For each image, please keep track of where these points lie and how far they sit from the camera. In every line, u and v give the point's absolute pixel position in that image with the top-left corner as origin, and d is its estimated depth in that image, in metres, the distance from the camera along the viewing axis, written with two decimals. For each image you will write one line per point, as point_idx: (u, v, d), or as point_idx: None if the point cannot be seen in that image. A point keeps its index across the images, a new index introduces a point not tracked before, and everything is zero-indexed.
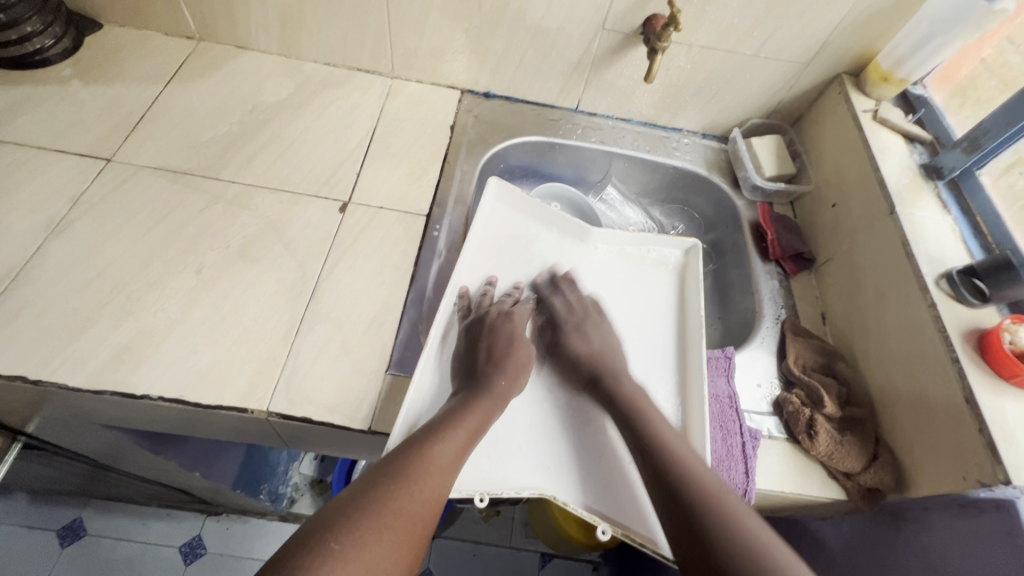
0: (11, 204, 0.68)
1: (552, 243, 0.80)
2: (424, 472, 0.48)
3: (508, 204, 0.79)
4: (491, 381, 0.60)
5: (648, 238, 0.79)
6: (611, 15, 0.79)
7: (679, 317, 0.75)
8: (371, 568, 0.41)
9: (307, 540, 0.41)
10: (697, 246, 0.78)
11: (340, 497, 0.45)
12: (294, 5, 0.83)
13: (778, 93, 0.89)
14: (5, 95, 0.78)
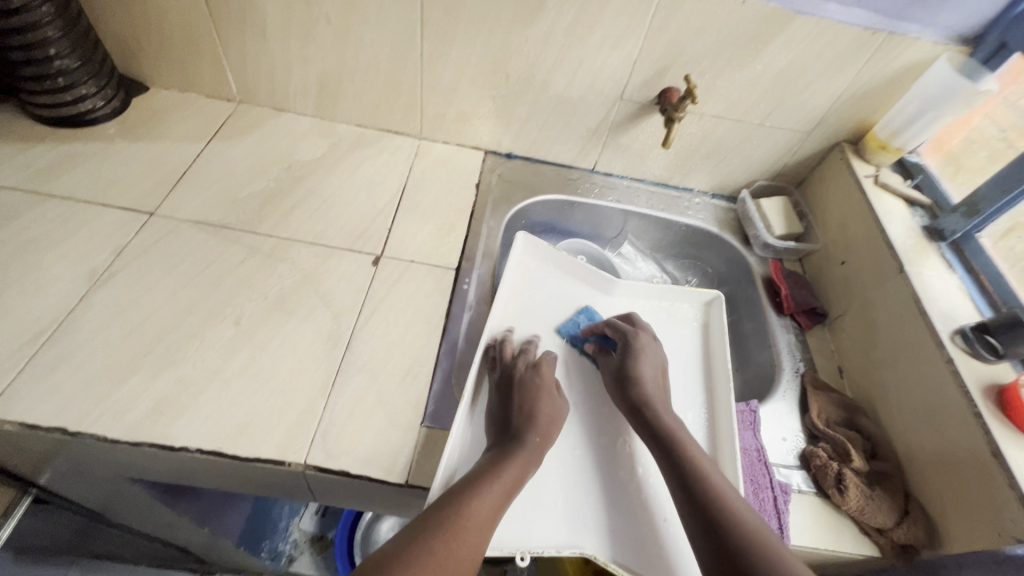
0: (56, 256, 0.70)
1: (576, 294, 0.83)
2: (461, 537, 0.48)
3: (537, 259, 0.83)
4: (523, 435, 0.59)
5: (670, 292, 0.83)
6: (629, 86, 0.86)
7: (705, 365, 0.77)
8: None
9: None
10: (719, 298, 0.81)
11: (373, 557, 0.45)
12: (333, 73, 0.89)
13: (783, 158, 0.95)
14: (55, 151, 0.82)
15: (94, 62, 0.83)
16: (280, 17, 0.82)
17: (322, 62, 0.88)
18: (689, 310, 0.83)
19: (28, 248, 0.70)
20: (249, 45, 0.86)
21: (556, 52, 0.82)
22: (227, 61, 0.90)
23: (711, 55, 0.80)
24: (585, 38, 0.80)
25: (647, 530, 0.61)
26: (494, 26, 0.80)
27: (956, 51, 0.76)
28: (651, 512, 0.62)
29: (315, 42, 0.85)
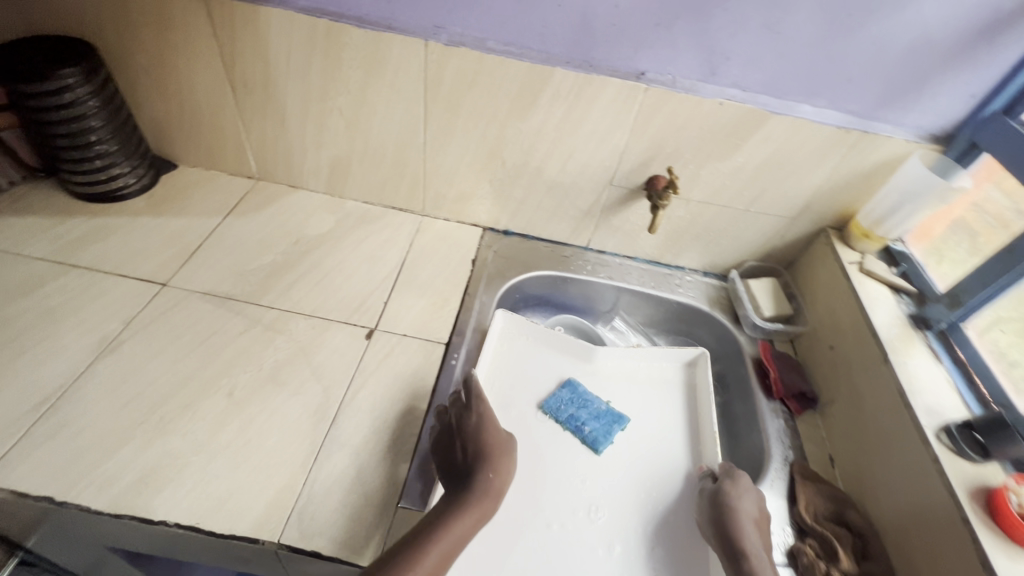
0: (71, 324, 0.75)
1: (563, 365, 0.85)
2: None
3: (515, 329, 0.87)
4: (473, 476, 0.63)
5: (655, 352, 0.87)
6: (618, 173, 0.91)
7: (690, 422, 0.81)
8: None
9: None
10: (703, 356, 0.86)
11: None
12: (344, 157, 0.97)
13: (770, 241, 0.98)
14: (84, 225, 0.89)
15: (130, 145, 0.92)
16: (298, 109, 0.90)
17: (334, 147, 0.95)
18: (673, 367, 0.88)
19: (47, 316, 0.76)
20: (270, 131, 0.95)
21: (548, 142, 0.88)
22: (249, 144, 0.98)
23: (694, 148, 0.85)
24: (575, 131, 0.86)
25: None
26: (490, 119, 0.86)
27: (928, 148, 0.80)
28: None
29: (328, 130, 0.93)
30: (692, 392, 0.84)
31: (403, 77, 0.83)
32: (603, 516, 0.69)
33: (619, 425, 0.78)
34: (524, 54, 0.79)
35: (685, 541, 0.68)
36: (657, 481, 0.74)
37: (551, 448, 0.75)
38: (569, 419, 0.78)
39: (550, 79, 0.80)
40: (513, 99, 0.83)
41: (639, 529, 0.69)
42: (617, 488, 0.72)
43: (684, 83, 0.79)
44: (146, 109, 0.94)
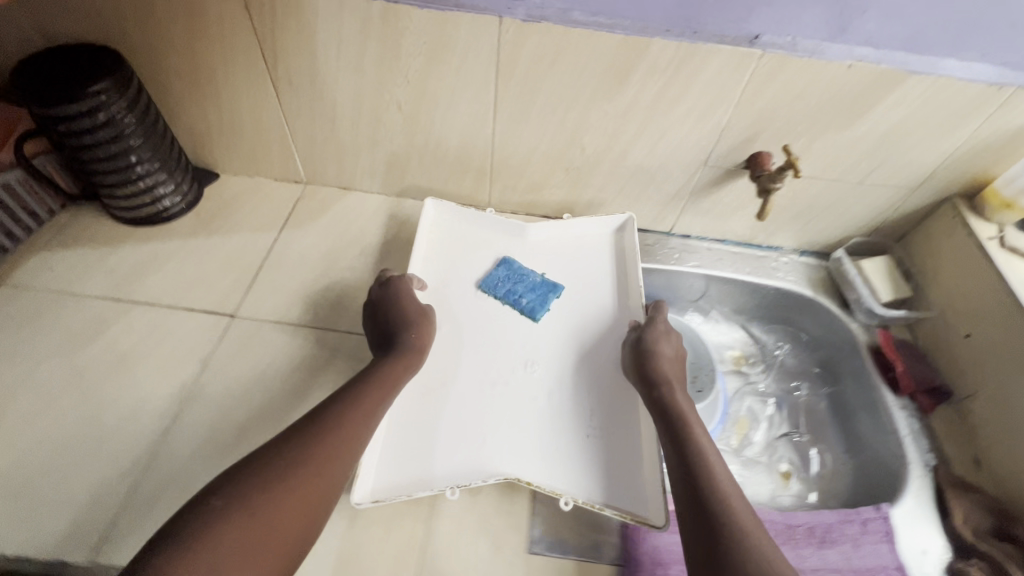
0: (146, 371, 0.70)
1: (499, 246, 0.91)
2: (325, 450, 0.54)
3: (444, 217, 0.92)
4: (401, 335, 0.70)
5: (580, 222, 0.92)
6: (715, 152, 0.80)
7: (619, 283, 0.88)
8: (252, 501, 0.48)
9: (179, 551, 0.44)
10: (631, 221, 0.90)
11: (235, 482, 0.49)
12: (402, 154, 0.87)
13: (883, 214, 0.87)
14: (135, 253, 0.82)
15: (172, 161, 0.83)
16: (350, 105, 0.80)
17: (391, 144, 0.86)
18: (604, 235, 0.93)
19: (120, 363, 0.71)
20: (319, 131, 0.85)
21: (636, 123, 0.77)
22: (296, 146, 0.88)
23: (809, 120, 0.74)
24: (670, 109, 0.75)
25: (579, 437, 0.72)
26: (571, 103, 0.76)
27: None
28: (575, 429, 0.73)
29: (385, 126, 0.83)
30: (618, 259, 0.90)
31: (471, 63, 0.72)
32: (529, 374, 0.77)
33: (554, 294, 0.85)
34: (616, 25, 0.66)
35: (610, 384, 0.77)
36: (591, 337, 0.82)
37: (493, 321, 0.83)
38: (507, 294, 0.85)
39: (647, 52, 0.68)
40: (600, 78, 0.72)
41: (565, 383, 0.77)
42: (551, 346, 0.81)
43: (811, 44, 0.66)
44: (183, 117, 0.85)
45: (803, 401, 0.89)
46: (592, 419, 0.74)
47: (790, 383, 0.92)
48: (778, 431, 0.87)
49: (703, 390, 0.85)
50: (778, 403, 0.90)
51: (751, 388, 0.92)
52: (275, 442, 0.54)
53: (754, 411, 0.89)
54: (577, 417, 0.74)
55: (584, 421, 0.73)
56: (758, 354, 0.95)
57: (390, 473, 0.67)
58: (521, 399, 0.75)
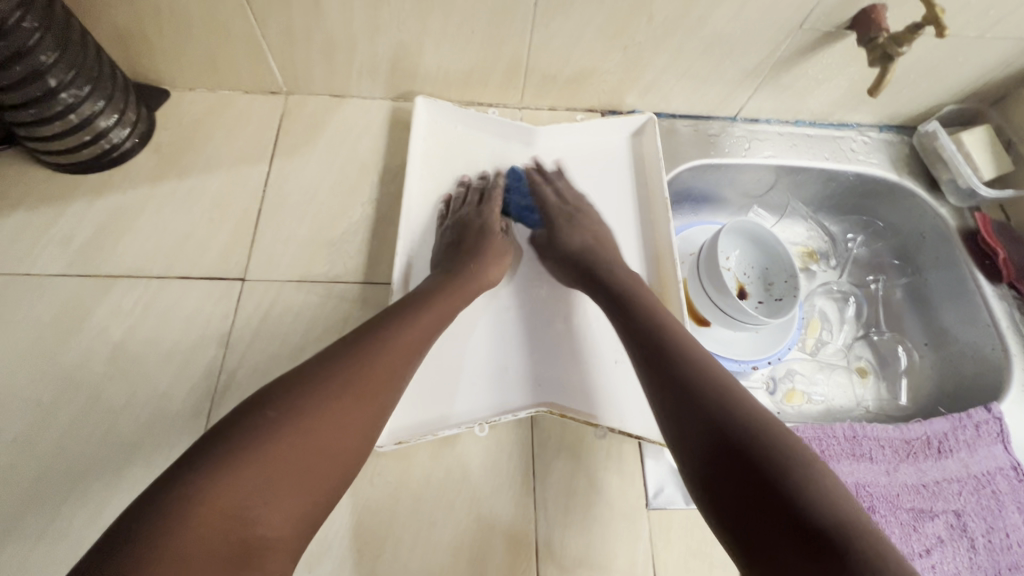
0: (157, 364, 0.58)
1: (502, 154, 0.76)
2: (381, 368, 0.46)
3: (437, 118, 0.74)
4: (467, 259, 0.62)
5: (598, 122, 0.77)
6: (817, 12, 0.63)
7: (640, 192, 0.76)
8: (312, 422, 0.40)
9: (226, 459, 0.37)
10: (652, 120, 0.76)
11: (294, 392, 0.42)
12: (412, 44, 0.67)
13: (990, 75, 0.74)
14: (91, 211, 0.64)
15: (104, 82, 0.61)
16: None
17: (398, 32, 0.65)
18: (621, 138, 0.78)
19: (122, 357, 0.58)
20: (298, 20, 0.63)
21: None
22: (267, 43, 0.66)
23: None
24: None
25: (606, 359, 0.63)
26: None
27: None
28: (600, 350, 0.63)
29: (388, 6, 0.61)
30: (640, 162, 0.77)
31: None
32: (543, 295, 0.67)
33: None
34: None
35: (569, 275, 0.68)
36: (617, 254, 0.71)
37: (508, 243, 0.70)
38: (519, 213, 0.73)
39: None
40: None
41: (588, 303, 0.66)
42: None
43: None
44: (102, 15, 0.61)
45: (881, 295, 0.83)
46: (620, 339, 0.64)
47: (865, 276, 0.85)
48: (856, 332, 0.82)
49: (783, 300, 0.77)
50: (856, 302, 0.84)
51: (825, 288, 0.85)
52: (325, 352, 0.46)
53: (827, 313, 0.83)
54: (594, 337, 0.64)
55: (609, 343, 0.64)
56: (829, 249, 0.87)
57: (405, 414, 0.57)
58: (540, 322, 0.65)
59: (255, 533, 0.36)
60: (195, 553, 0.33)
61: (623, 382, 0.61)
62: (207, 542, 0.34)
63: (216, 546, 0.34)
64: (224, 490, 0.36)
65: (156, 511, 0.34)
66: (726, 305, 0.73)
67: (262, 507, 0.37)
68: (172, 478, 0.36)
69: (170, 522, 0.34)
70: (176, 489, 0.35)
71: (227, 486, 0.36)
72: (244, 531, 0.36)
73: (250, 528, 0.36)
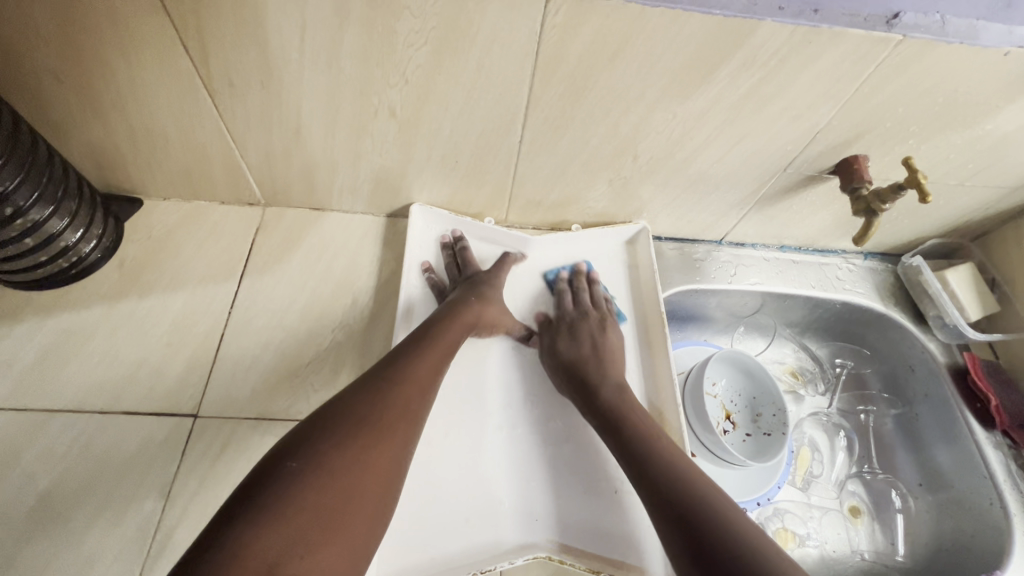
0: (85, 517, 0.52)
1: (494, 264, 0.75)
2: (399, 407, 0.46)
3: (428, 234, 0.73)
4: (466, 308, 0.61)
5: (592, 232, 0.77)
6: (801, 157, 0.64)
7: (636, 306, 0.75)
8: (340, 460, 0.40)
9: (264, 516, 0.36)
10: (645, 230, 0.76)
11: (315, 436, 0.42)
12: (395, 169, 0.66)
13: (971, 215, 0.75)
14: (43, 334, 0.61)
15: (69, 200, 0.59)
16: (321, 113, 0.57)
17: (381, 159, 0.64)
18: (614, 248, 0.78)
19: (46, 508, 0.52)
20: (278, 144, 0.62)
21: (710, 128, 0.59)
22: (246, 162, 0.65)
23: (927, 120, 0.58)
24: (759, 109, 0.57)
25: (603, 499, 0.59)
26: (629, 104, 0.56)
27: None
28: (599, 486, 0.60)
29: (371, 136, 0.60)
30: (634, 275, 0.77)
31: (498, 55, 0.51)
32: (534, 415, 0.65)
33: None
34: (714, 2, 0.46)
35: (575, 402, 0.66)
36: None
37: (502, 362, 0.68)
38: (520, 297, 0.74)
39: (748, 39, 0.49)
40: (675, 73, 0.53)
41: (585, 430, 0.64)
42: (563, 390, 0.67)
43: (999, 33, 0.48)
44: (75, 134, 0.60)
45: (872, 427, 0.80)
46: (620, 472, 0.61)
47: (855, 405, 0.82)
48: (849, 468, 0.78)
49: (771, 434, 0.73)
50: (847, 434, 0.80)
51: (814, 416, 0.82)
52: (340, 397, 0.46)
53: (818, 443, 0.80)
54: (592, 470, 0.61)
55: (607, 476, 0.61)
56: (816, 373, 0.85)
57: (393, 563, 0.53)
58: (532, 448, 0.62)
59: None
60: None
61: (621, 527, 0.58)
62: None
63: None
64: (263, 545, 0.35)
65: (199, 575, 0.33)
66: (708, 440, 0.70)
67: (301, 559, 0.35)
68: (213, 543, 0.35)
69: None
70: (216, 551, 0.34)
71: (266, 540, 0.35)
72: None
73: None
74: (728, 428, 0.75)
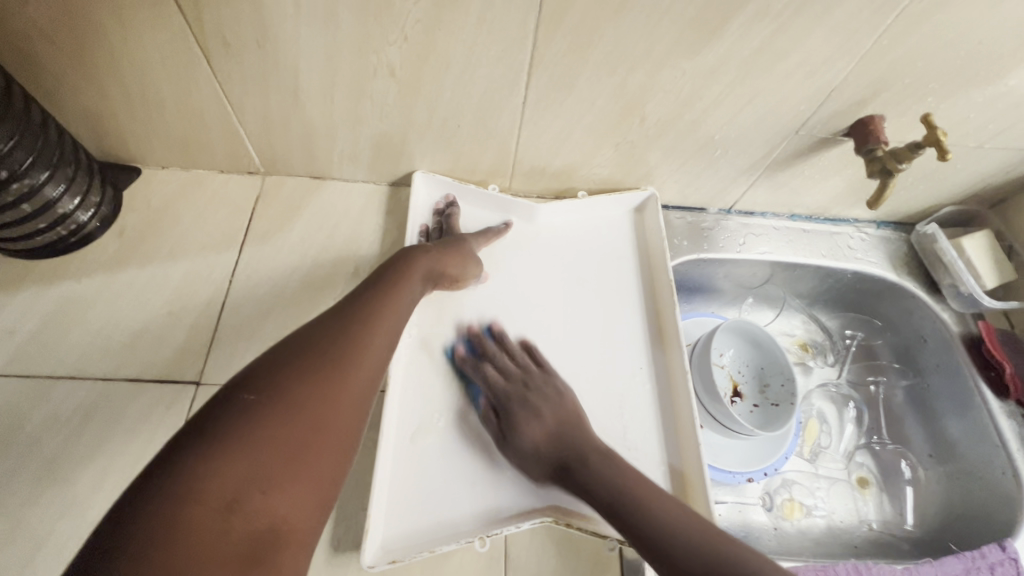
0: (90, 483, 0.52)
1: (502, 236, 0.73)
2: (366, 340, 0.44)
3: (433, 199, 0.72)
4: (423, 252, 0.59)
5: (598, 201, 0.75)
6: (814, 118, 0.62)
7: (643, 275, 0.74)
8: (298, 395, 0.38)
9: (214, 448, 0.35)
10: (653, 197, 0.74)
11: (273, 369, 0.40)
12: (395, 134, 0.64)
13: (989, 180, 0.72)
14: (45, 302, 0.60)
15: (65, 166, 0.58)
16: (319, 73, 0.56)
17: (381, 123, 0.62)
18: (621, 217, 0.77)
19: (51, 474, 0.52)
20: (275, 108, 0.61)
21: (721, 86, 0.57)
22: (243, 128, 0.64)
23: (949, 75, 0.56)
24: (773, 65, 0.55)
25: None
26: (637, 62, 0.54)
27: None
28: None
29: (370, 99, 0.59)
30: (642, 243, 0.75)
31: (500, 9, 0.49)
32: None
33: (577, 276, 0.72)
34: None
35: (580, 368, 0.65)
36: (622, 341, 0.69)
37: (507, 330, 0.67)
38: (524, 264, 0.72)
39: None
40: (685, 27, 0.51)
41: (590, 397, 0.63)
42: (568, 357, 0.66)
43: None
44: (68, 98, 0.58)
45: (881, 398, 0.79)
46: None
47: (865, 376, 0.81)
48: (858, 440, 0.77)
49: (779, 405, 0.72)
50: (857, 406, 0.79)
51: (823, 388, 0.80)
52: (299, 331, 0.44)
53: (826, 414, 0.79)
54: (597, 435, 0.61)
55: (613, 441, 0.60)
56: (826, 344, 0.83)
57: (398, 526, 0.53)
58: None
59: (263, 521, 0.34)
60: (200, 546, 0.31)
61: None
62: (213, 534, 0.32)
63: (223, 538, 0.32)
64: (216, 477, 0.34)
65: (147, 508, 0.32)
66: (716, 409, 0.69)
67: (261, 494, 0.35)
68: (163, 477, 0.33)
69: (162, 517, 0.31)
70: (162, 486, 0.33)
71: (219, 473, 0.34)
72: (247, 520, 0.34)
73: (254, 517, 0.34)
74: (737, 399, 0.74)
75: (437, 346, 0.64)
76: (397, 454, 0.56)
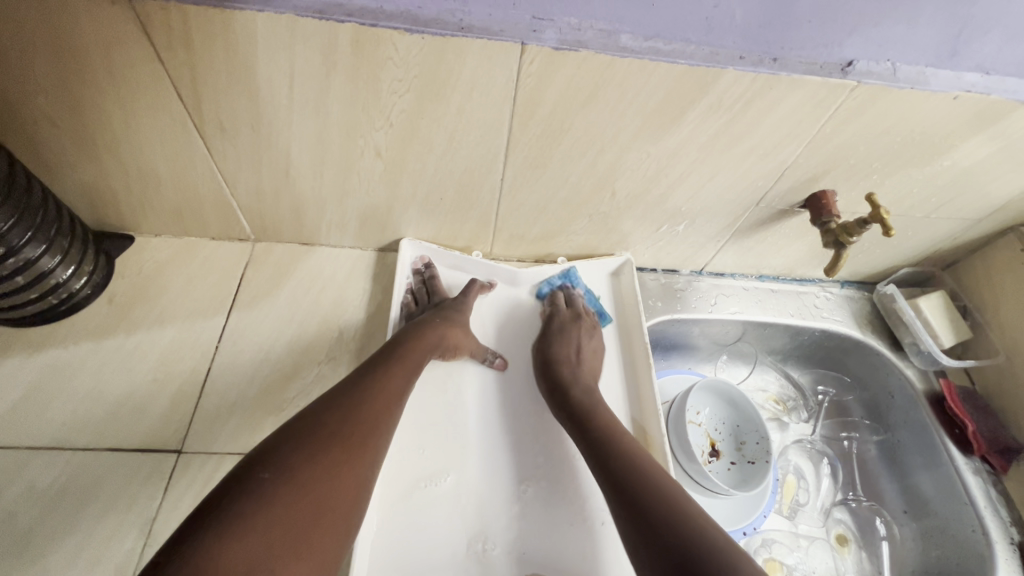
0: (62, 559, 0.52)
1: (483, 298, 0.77)
2: (370, 419, 0.48)
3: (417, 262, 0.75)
4: (428, 328, 0.62)
5: (575, 264, 0.79)
6: (771, 192, 0.66)
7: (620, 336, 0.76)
8: (310, 476, 0.42)
9: (232, 527, 0.37)
10: (628, 261, 0.78)
11: (284, 450, 0.43)
12: (382, 206, 0.68)
13: (939, 244, 0.77)
14: (28, 371, 0.61)
15: (61, 239, 0.60)
16: (310, 154, 0.60)
17: (368, 197, 0.66)
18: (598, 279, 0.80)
19: (24, 550, 0.52)
20: (268, 184, 0.64)
21: (683, 166, 0.62)
22: (236, 200, 0.67)
23: (889, 157, 0.61)
24: (728, 148, 0.60)
25: (590, 527, 0.60)
26: (605, 145, 0.59)
27: None
28: (586, 515, 0.60)
29: (358, 176, 0.63)
30: (619, 305, 0.79)
31: (478, 100, 0.54)
32: (519, 445, 0.65)
33: None
34: (678, 52, 0.49)
35: (560, 430, 0.67)
36: None
37: (488, 392, 0.69)
38: (505, 326, 0.75)
39: (714, 85, 0.52)
40: (646, 116, 0.56)
41: (570, 460, 0.64)
42: (549, 419, 0.68)
43: (947, 78, 0.52)
44: (69, 175, 0.61)
45: (855, 454, 0.81)
46: (606, 500, 0.61)
47: (838, 432, 0.83)
48: (834, 496, 0.79)
49: (755, 462, 0.74)
50: (831, 462, 0.81)
51: (799, 444, 0.82)
52: (308, 412, 0.47)
53: (803, 471, 0.80)
54: (577, 498, 0.61)
55: (593, 505, 0.61)
56: (799, 400, 0.86)
57: None
58: (518, 479, 0.62)
59: None
60: None
61: (607, 558, 0.58)
62: None
63: None
64: (229, 558, 0.36)
65: None
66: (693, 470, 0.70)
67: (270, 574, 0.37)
68: (177, 556, 0.36)
69: None
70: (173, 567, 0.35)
71: (233, 553, 0.36)
72: None
73: None
74: (713, 458, 0.75)
75: (420, 410, 0.65)
76: (377, 521, 0.56)
